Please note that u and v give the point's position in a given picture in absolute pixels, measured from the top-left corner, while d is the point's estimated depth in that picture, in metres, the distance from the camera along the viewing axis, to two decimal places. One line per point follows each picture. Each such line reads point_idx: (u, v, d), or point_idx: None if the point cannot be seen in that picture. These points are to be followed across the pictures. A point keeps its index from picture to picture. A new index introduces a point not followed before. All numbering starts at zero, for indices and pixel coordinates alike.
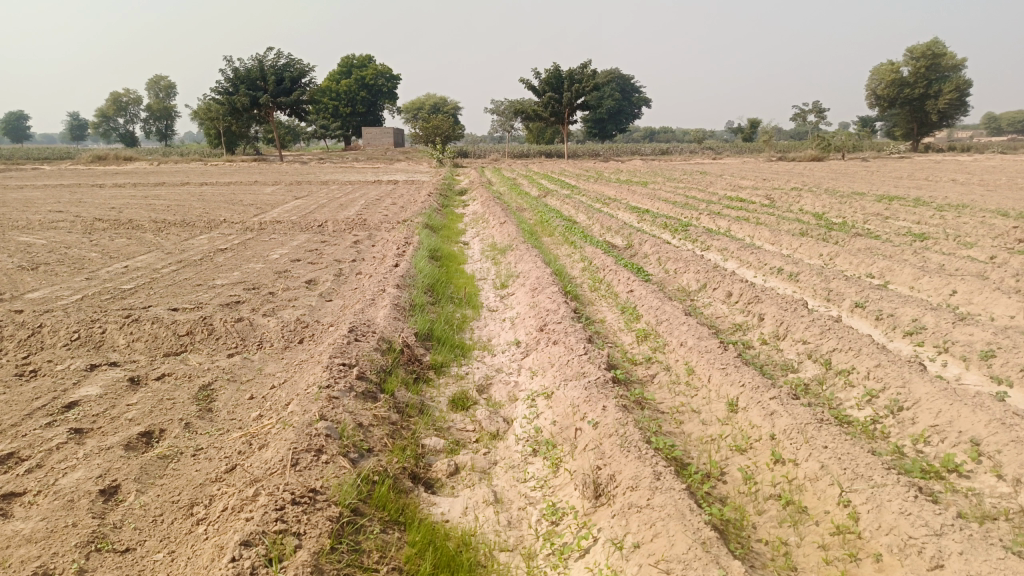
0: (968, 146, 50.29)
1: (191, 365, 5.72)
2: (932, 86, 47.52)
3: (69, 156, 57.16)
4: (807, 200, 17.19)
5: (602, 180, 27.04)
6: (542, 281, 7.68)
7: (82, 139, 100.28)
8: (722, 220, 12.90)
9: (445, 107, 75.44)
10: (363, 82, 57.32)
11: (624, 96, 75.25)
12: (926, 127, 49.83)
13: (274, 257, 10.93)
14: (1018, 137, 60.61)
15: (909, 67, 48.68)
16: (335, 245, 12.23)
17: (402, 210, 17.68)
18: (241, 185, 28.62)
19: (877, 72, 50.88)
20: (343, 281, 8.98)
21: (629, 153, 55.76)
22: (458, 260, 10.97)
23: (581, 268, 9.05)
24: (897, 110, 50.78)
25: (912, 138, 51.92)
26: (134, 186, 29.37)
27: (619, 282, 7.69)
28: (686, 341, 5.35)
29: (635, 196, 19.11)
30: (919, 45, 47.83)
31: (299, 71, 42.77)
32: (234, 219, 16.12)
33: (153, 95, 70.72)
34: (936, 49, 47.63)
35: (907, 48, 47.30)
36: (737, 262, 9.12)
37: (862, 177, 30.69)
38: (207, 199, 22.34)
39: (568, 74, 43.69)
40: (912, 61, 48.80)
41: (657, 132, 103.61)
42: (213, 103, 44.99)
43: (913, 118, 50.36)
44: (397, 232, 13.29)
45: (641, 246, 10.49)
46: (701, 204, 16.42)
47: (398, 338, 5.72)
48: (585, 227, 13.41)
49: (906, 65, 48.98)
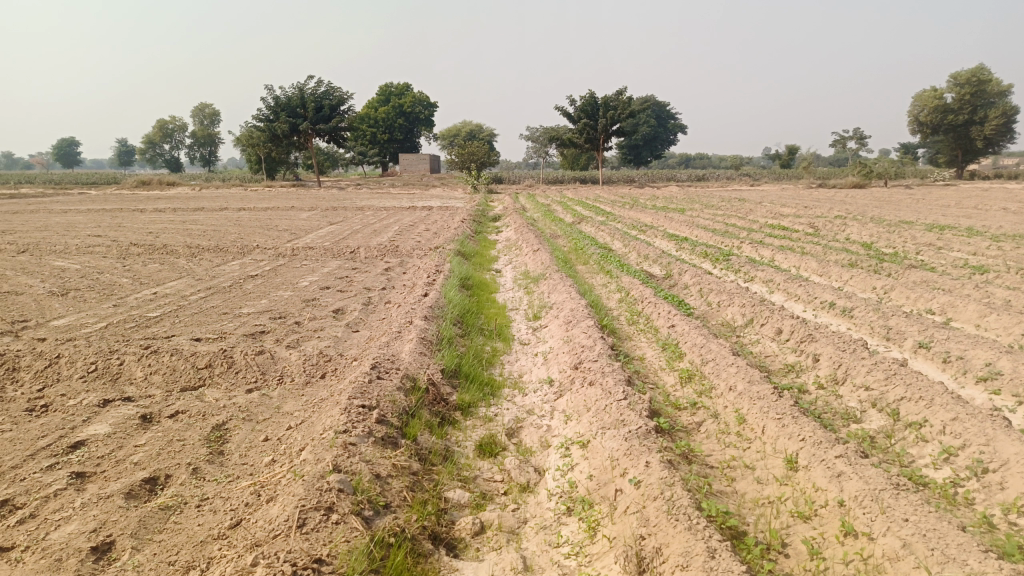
0: (1016, 173, 48.79)
1: (206, 402, 5.43)
2: (978, 112, 46.28)
3: (115, 181, 58.58)
4: (852, 229, 16.57)
5: (638, 207, 26.61)
6: (577, 314, 7.29)
7: (129, 164, 103.06)
8: (765, 249, 12.38)
9: (481, 134, 75.88)
10: (401, 109, 57.87)
11: (660, 122, 74.98)
12: (970, 154, 48.52)
13: (303, 285, 10.71)
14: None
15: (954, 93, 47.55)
16: (365, 272, 12.00)
17: (435, 236, 17.46)
18: (278, 210, 28.81)
19: (920, 98, 49.80)
20: (371, 310, 8.70)
21: (665, 180, 55.23)
22: (490, 288, 10.64)
23: (618, 299, 8.64)
24: (942, 137, 49.56)
25: (957, 165, 50.56)
26: (174, 210, 29.74)
27: (659, 316, 7.26)
28: (735, 385, 4.91)
29: (672, 223, 18.64)
30: (963, 71, 46.70)
31: (338, 98, 43.29)
32: (267, 245, 16.05)
33: (197, 122, 72.35)
34: (982, 75, 46.46)
35: (952, 74, 46.23)
36: (784, 295, 8.63)
37: (907, 205, 29.77)
38: (243, 224, 22.45)
39: (604, 100, 43.52)
40: (957, 86, 47.67)
41: (693, 159, 102.97)
42: (253, 129, 45.74)
43: (958, 145, 49.08)
44: (429, 259, 13.03)
45: (680, 276, 10.05)
46: (742, 232, 15.90)
47: (424, 376, 5.37)
48: (621, 255, 13.00)
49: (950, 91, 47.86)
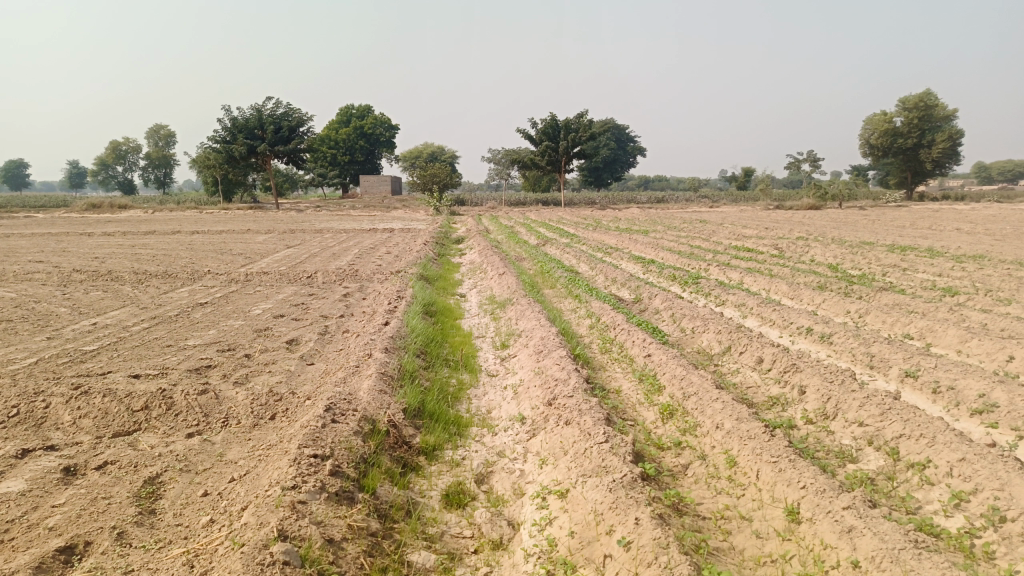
0: (963, 194, 50.24)
1: (140, 450, 4.87)
2: (925, 136, 47.62)
3: (64, 204, 56.67)
4: (816, 250, 16.57)
5: (601, 229, 26.50)
6: (547, 343, 6.91)
7: (80, 187, 100.21)
8: (734, 272, 12.19)
9: (443, 156, 75.63)
10: (362, 131, 57.32)
11: (619, 145, 75.84)
12: (920, 176, 49.84)
13: (256, 313, 10.13)
14: (1010, 186, 60.80)
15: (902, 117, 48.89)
16: (323, 298, 11.45)
17: (397, 260, 16.95)
18: (234, 234, 27.96)
19: (870, 122, 51.10)
20: (327, 341, 8.18)
21: (627, 202, 55.57)
22: (453, 314, 10.20)
23: (589, 326, 8.28)
24: (891, 159, 50.84)
25: (906, 187, 51.88)
26: (124, 234, 28.66)
27: (634, 344, 6.91)
28: (722, 423, 4.55)
29: (637, 245, 18.45)
30: (911, 96, 48.06)
31: (297, 120, 42.61)
32: (220, 270, 15.37)
33: (151, 143, 70.68)
34: (929, 100, 47.89)
35: (900, 99, 47.57)
36: (758, 320, 8.38)
37: (863, 226, 30.24)
38: (195, 248, 21.62)
39: (565, 123, 43.65)
40: (904, 111, 49.05)
41: (651, 181, 104.29)
42: (209, 151, 44.72)
43: (907, 167, 50.39)
44: (390, 284, 12.54)
45: (651, 301, 9.74)
46: (708, 254, 15.76)
47: (384, 418, 4.90)
48: (588, 278, 12.69)
49: (899, 115, 49.20)
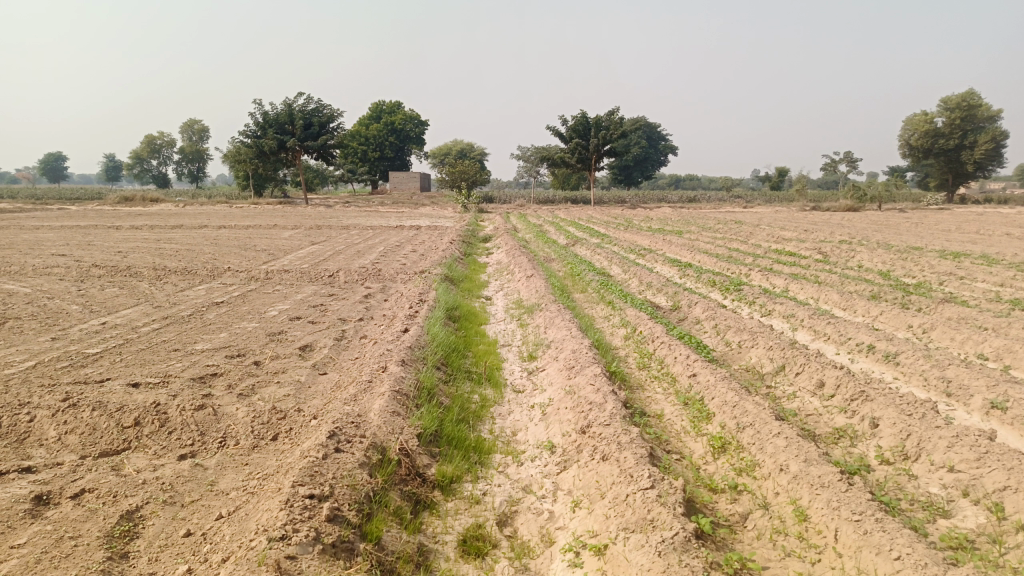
0: (1007, 197, 48.45)
1: (124, 476, 4.33)
2: (967, 137, 46.01)
3: (98, 196, 57.24)
4: (862, 256, 15.70)
5: (633, 229, 25.75)
6: (579, 357, 6.28)
7: (117, 180, 101.71)
8: (777, 278, 11.44)
9: (472, 153, 75.17)
10: (392, 126, 57.03)
11: (650, 144, 74.76)
12: (960, 179, 48.23)
13: (272, 315, 9.63)
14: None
15: (944, 117, 47.26)
16: (342, 299, 10.92)
17: (422, 259, 16.42)
18: (261, 229, 27.70)
19: (910, 122, 49.49)
20: (342, 348, 7.64)
21: (658, 201, 54.66)
22: (478, 319, 9.62)
23: (625, 337, 7.63)
24: (932, 161, 49.21)
25: (946, 189, 50.17)
26: (151, 228, 28.56)
27: (676, 360, 6.25)
28: (787, 464, 3.89)
29: (671, 247, 17.72)
30: (953, 96, 46.43)
31: (327, 115, 42.40)
32: (241, 267, 14.95)
33: (185, 138, 71.28)
34: (974, 99, 46.19)
35: (943, 98, 45.98)
36: (811, 334, 7.66)
37: (904, 229, 29.07)
38: (220, 243, 21.32)
39: (596, 120, 42.86)
40: (946, 111, 47.41)
41: (682, 180, 102.94)
42: (240, 145, 44.71)
43: (948, 169, 48.74)
44: (413, 285, 12.01)
45: (690, 310, 9.06)
46: (746, 257, 14.98)
47: (395, 446, 4.31)
48: (621, 282, 12.03)
49: (940, 116, 47.57)
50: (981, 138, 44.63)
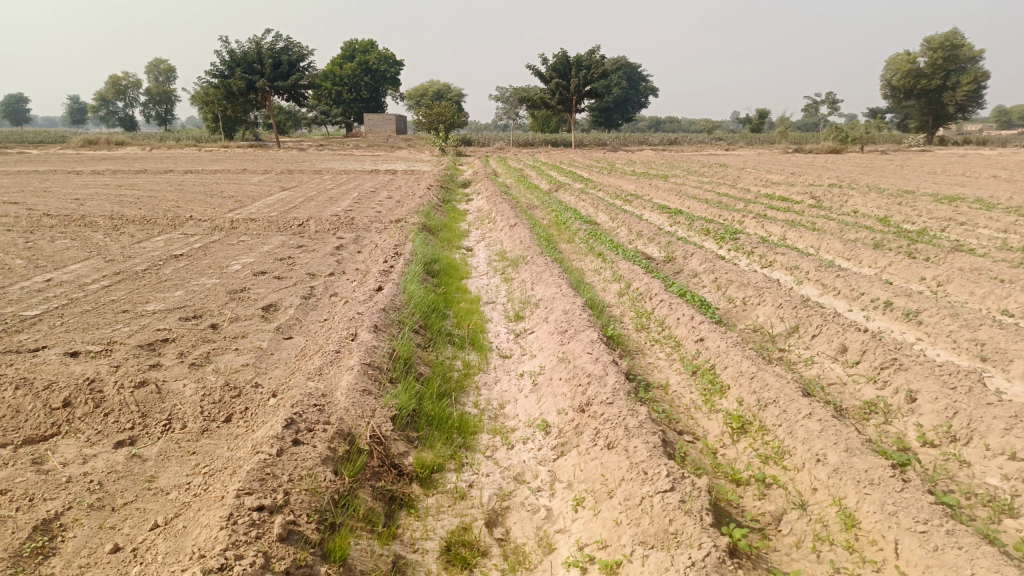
0: (988, 139, 48.02)
1: (46, 471, 3.65)
2: (951, 77, 45.22)
3: (60, 140, 54.89)
4: (855, 200, 15.14)
5: (616, 173, 24.98)
6: (573, 318, 5.66)
7: (81, 124, 98.07)
8: (774, 226, 10.85)
9: (449, 95, 73.18)
10: (366, 67, 55.02)
11: (631, 85, 73.21)
12: (941, 121, 47.67)
13: (234, 270, 8.87)
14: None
15: (927, 57, 46.34)
16: (312, 252, 10.16)
17: (398, 206, 15.60)
18: (229, 174, 26.50)
19: (893, 62, 48.54)
20: (310, 309, 6.94)
21: (639, 144, 53.62)
22: (458, 273, 8.96)
23: (618, 294, 7.02)
24: (914, 102, 48.47)
25: (927, 130, 49.58)
26: (113, 174, 27.17)
27: (679, 321, 5.65)
28: (825, 454, 3.33)
29: (657, 192, 17.05)
30: (938, 35, 45.42)
31: (298, 54, 40.57)
32: (205, 216, 14.04)
33: (151, 79, 68.48)
34: (957, 39, 45.24)
35: (928, 38, 45.00)
36: (818, 288, 7.10)
37: (889, 172, 28.55)
38: (185, 190, 20.25)
39: (576, 59, 41.45)
40: (930, 50, 46.44)
41: (662, 122, 101.60)
42: (207, 85, 42.74)
43: (929, 110, 48.07)
44: (389, 235, 11.27)
45: (686, 262, 8.44)
46: (737, 204, 14.36)
47: (365, 433, 3.70)
48: (610, 230, 11.38)
49: (924, 55, 46.65)
50: (963, 80, 43.90)
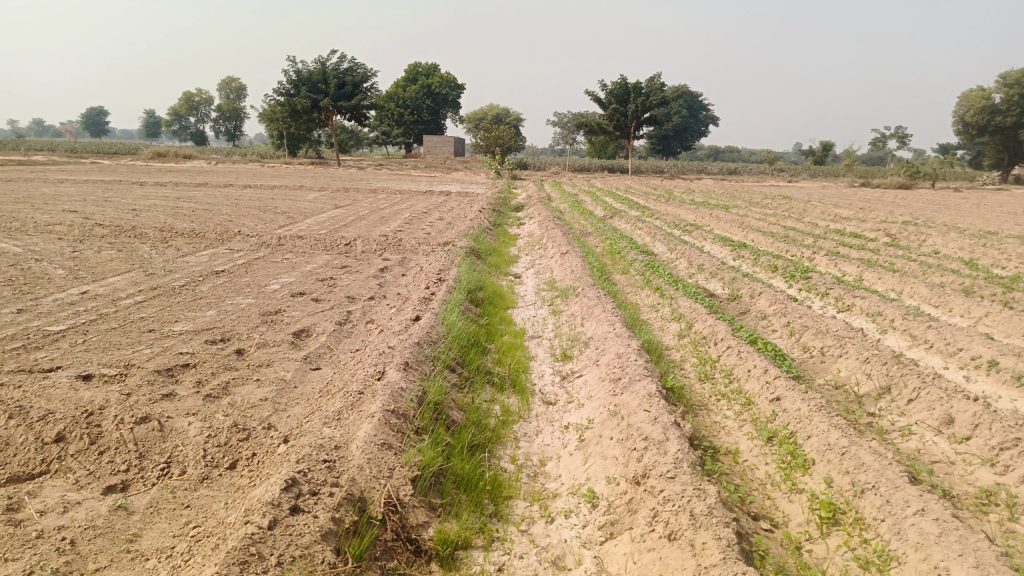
0: None
1: (18, 521, 3.19)
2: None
3: (132, 152, 56.75)
4: (934, 239, 14.11)
5: (674, 201, 24.26)
6: (627, 364, 5.03)
7: (154, 137, 101.78)
8: (849, 265, 10.02)
9: (507, 118, 73.42)
10: (428, 89, 55.53)
11: (691, 113, 72.31)
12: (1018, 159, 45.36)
13: (272, 289, 8.50)
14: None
15: (1003, 92, 44.30)
16: (355, 273, 9.76)
17: (449, 229, 15.21)
18: (285, 190, 26.67)
19: (967, 97, 46.59)
20: (343, 337, 6.48)
21: (698, 172, 52.58)
22: (504, 303, 8.43)
23: (679, 337, 6.37)
24: (988, 138, 46.29)
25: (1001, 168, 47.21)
26: (174, 186, 27.62)
27: (749, 373, 4.97)
28: (948, 569, 2.64)
29: (719, 223, 16.27)
30: (1015, 70, 43.46)
31: (362, 75, 41.06)
32: (254, 232, 13.87)
33: (222, 95, 70.55)
34: None
35: (1004, 72, 43.08)
36: (906, 339, 6.31)
37: (965, 211, 26.99)
38: (240, 204, 20.30)
39: (636, 86, 40.92)
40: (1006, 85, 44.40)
41: (721, 151, 100.19)
42: (273, 103, 43.58)
43: (1004, 147, 45.81)
44: (435, 259, 10.84)
45: (753, 303, 7.73)
46: (805, 238, 13.52)
47: (379, 500, 3.15)
48: (668, 262, 10.71)
49: (999, 91, 44.62)
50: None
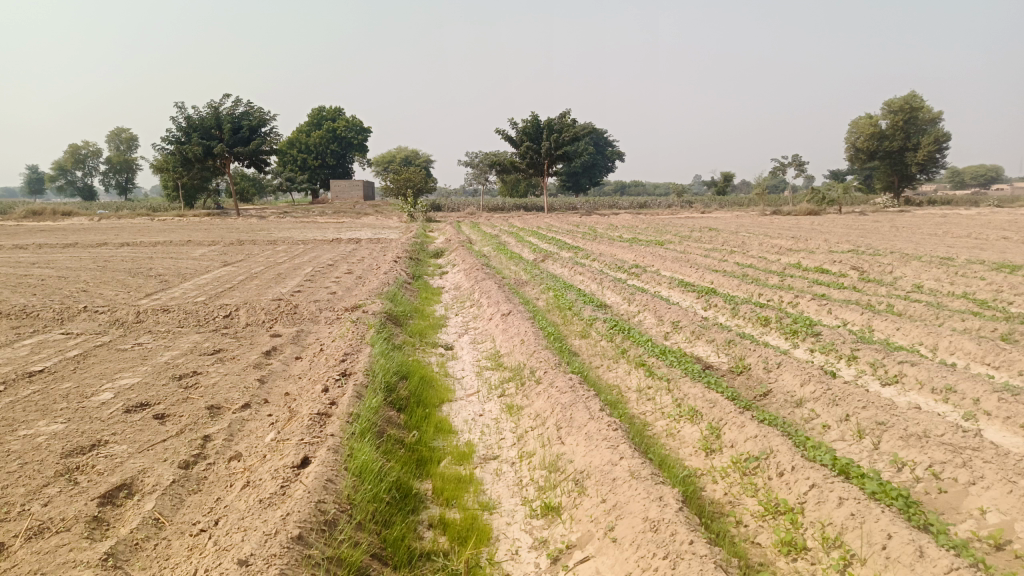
0: (956, 200, 47.04)
1: None
2: (912, 138, 44.37)
3: (8, 210, 51.26)
4: (900, 270, 12.78)
5: (603, 239, 22.69)
6: (677, 552, 2.88)
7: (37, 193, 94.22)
8: (849, 311, 8.32)
9: (418, 161, 71.48)
10: (334, 133, 53.00)
11: (599, 150, 72.56)
12: (907, 181, 46.74)
13: (98, 401, 5.89)
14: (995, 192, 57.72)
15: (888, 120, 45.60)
16: (230, 362, 7.26)
17: (360, 285, 12.84)
18: (171, 247, 23.49)
19: (856, 125, 47.81)
20: (183, 498, 4.05)
21: (613, 207, 51.91)
22: (434, 395, 6.15)
23: (707, 458, 4.26)
24: (878, 163, 47.49)
25: (894, 191, 48.45)
26: (38, 248, 23.85)
27: (884, 552, 2.90)
28: None
29: (664, 262, 14.56)
30: (897, 98, 44.86)
31: (259, 118, 38.12)
32: (111, 305, 11.02)
33: (112, 147, 65.60)
34: (916, 102, 44.64)
35: (888, 100, 44.42)
36: (1018, 431, 4.47)
37: (885, 234, 26.54)
38: (111, 267, 17.17)
39: (547, 123, 39.81)
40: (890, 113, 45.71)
41: (629, 186, 101.57)
42: (163, 151, 39.95)
43: (893, 171, 47.00)
44: (341, 331, 8.45)
45: (776, 380, 5.73)
46: (769, 277, 11.90)
47: None
48: (632, 319, 8.74)
49: (885, 119, 45.92)
50: (923, 140, 43.05)
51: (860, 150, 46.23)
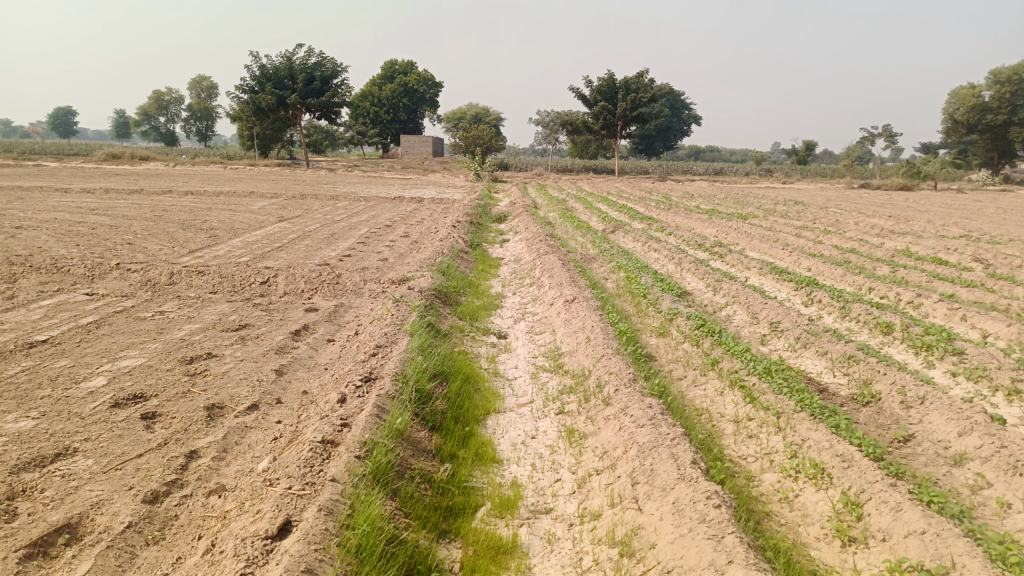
0: None
1: None
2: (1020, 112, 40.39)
3: (92, 153, 52.42)
4: None
5: (679, 209, 21.08)
6: None
7: (123, 136, 96.99)
8: (989, 321, 6.83)
9: (488, 118, 70.03)
10: (406, 87, 52.07)
11: (676, 113, 69.65)
12: (1010, 158, 42.80)
13: (86, 390, 4.99)
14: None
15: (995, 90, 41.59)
16: (250, 343, 6.31)
17: (414, 251, 11.84)
18: (234, 198, 22.99)
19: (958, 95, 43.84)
20: (135, 555, 3.07)
21: (687, 174, 49.63)
22: (478, 405, 5.06)
23: (845, 553, 3.06)
24: (977, 137, 43.59)
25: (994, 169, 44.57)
26: (107, 193, 23.74)
27: None
28: None
29: (750, 240, 13.06)
30: (1007, 67, 40.82)
31: (331, 70, 37.32)
32: (149, 263, 10.26)
33: (192, 94, 66.34)
34: None
35: (998, 68, 40.41)
36: None
37: (990, 217, 23.99)
38: (167, 218, 16.62)
39: (623, 82, 37.79)
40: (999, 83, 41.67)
41: (704, 152, 97.89)
42: (236, 99, 39.72)
43: (994, 147, 43.19)
44: (381, 310, 7.42)
45: (920, 423, 4.41)
46: (876, 267, 10.32)
47: None
48: (719, 314, 7.45)
49: (991, 88, 41.89)
50: None
51: (960, 122, 42.38)
